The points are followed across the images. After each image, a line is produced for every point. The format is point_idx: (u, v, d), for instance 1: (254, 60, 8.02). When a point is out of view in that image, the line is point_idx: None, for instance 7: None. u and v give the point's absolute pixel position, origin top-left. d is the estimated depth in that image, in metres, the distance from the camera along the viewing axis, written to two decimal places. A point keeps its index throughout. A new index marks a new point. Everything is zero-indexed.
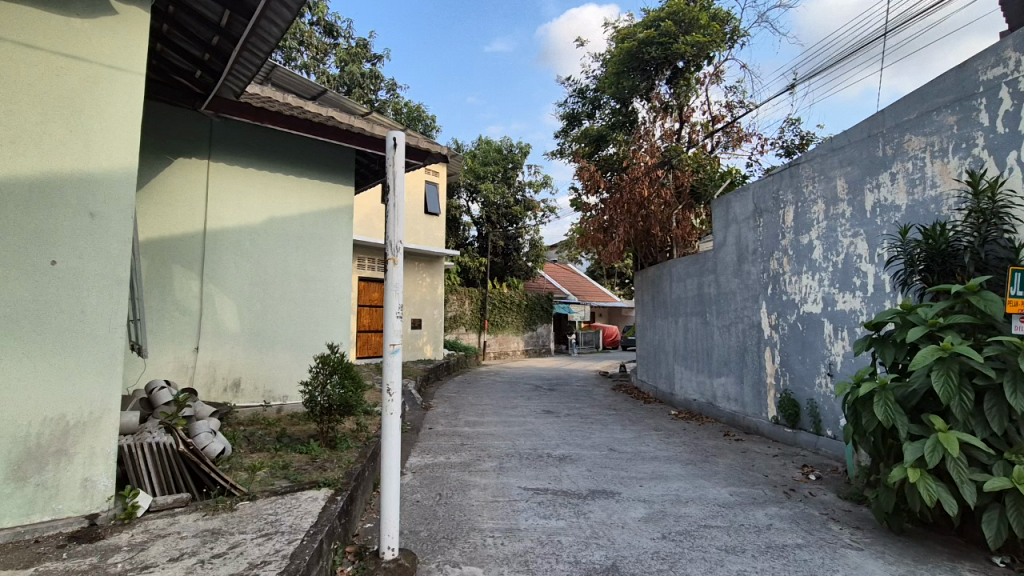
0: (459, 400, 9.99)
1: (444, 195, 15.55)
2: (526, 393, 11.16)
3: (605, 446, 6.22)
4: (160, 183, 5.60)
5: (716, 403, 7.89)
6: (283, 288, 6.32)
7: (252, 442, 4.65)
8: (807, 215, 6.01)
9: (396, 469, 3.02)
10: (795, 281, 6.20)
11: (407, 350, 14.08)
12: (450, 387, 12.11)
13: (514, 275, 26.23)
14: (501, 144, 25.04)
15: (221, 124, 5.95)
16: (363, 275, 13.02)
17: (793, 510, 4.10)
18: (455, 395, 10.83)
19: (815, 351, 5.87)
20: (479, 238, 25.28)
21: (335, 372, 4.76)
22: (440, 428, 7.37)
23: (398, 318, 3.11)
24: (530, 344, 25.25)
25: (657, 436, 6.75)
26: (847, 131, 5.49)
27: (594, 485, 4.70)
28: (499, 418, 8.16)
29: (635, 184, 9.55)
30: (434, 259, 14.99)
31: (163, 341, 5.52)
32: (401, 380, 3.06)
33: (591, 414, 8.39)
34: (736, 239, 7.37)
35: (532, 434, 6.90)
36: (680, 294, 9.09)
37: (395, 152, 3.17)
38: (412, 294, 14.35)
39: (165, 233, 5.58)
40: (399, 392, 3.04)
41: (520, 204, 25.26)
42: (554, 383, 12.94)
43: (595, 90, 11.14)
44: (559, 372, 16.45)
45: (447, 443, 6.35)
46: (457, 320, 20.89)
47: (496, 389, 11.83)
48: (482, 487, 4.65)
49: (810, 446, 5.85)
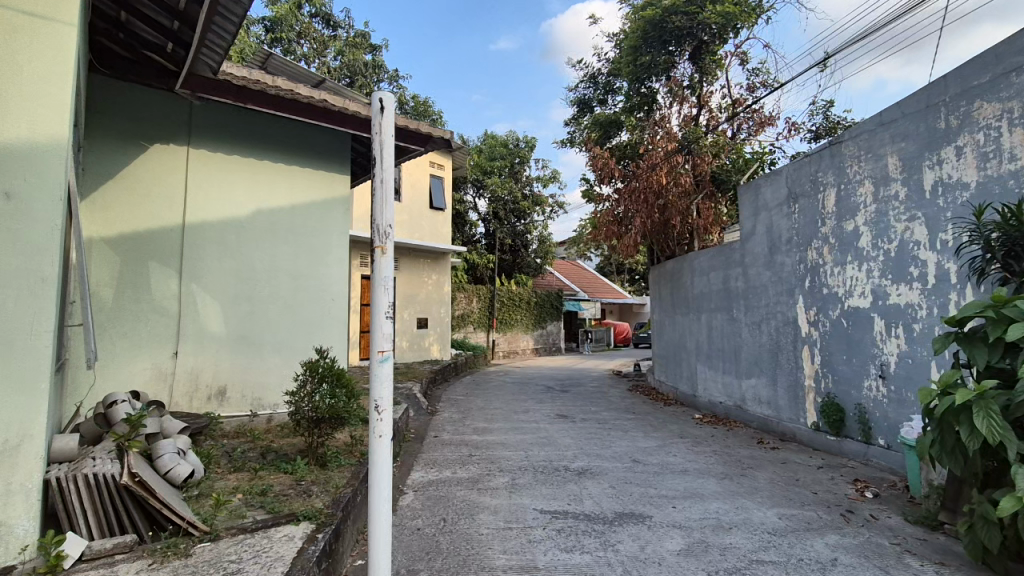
0: (468, 404, 9.44)
1: (450, 189, 15.00)
2: (538, 395, 10.59)
3: (629, 457, 5.64)
4: (133, 171, 5.05)
5: (745, 406, 7.30)
6: (274, 288, 5.79)
7: (233, 460, 4.12)
8: (852, 199, 5.38)
9: (387, 503, 2.44)
10: (838, 273, 5.58)
11: (413, 350, 13.58)
12: (458, 389, 11.58)
13: (522, 273, 25.69)
14: (508, 139, 24.48)
15: (201, 106, 5.41)
16: (366, 273, 12.51)
17: (859, 539, 3.49)
18: (463, 398, 10.30)
19: (864, 351, 5.25)
20: (486, 235, 24.74)
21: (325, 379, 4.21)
22: (447, 436, 6.82)
23: (389, 319, 2.50)
24: (540, 342, 24.69)
25: (685, 445, 6.15)
26: (900, 101, 4.84)
27: (620, 507, 4.12)
28: (509, 424, 7.60)
29: (652, 172, 8.96)
30: (441, 256, 14.46)
31: (139, 346, 5.00)
32: (392, 395, 2.48)
33: (609, 420, 7.80)
34: (767, 227, 6.74)
35: (547, 442, 6.32)
36: (702, 290, 8.49)
37: (385, 117, 2.58)
38: (418, 292, 13.83)
39: (140, 227, 5.06)
40: (389, 410, 2.46)
41: (528, 199, 24.68)
42: (568, 384, 12.36)
43: (609, 73, 10.56)
44: (571, 372, 15.88)
45: (454, 455, 5.79)
46: (465, 318, 20.33)
47: (507, 391, 11.27)
48: (493, 510, 4.08)
49: (860, 456, 5.24)
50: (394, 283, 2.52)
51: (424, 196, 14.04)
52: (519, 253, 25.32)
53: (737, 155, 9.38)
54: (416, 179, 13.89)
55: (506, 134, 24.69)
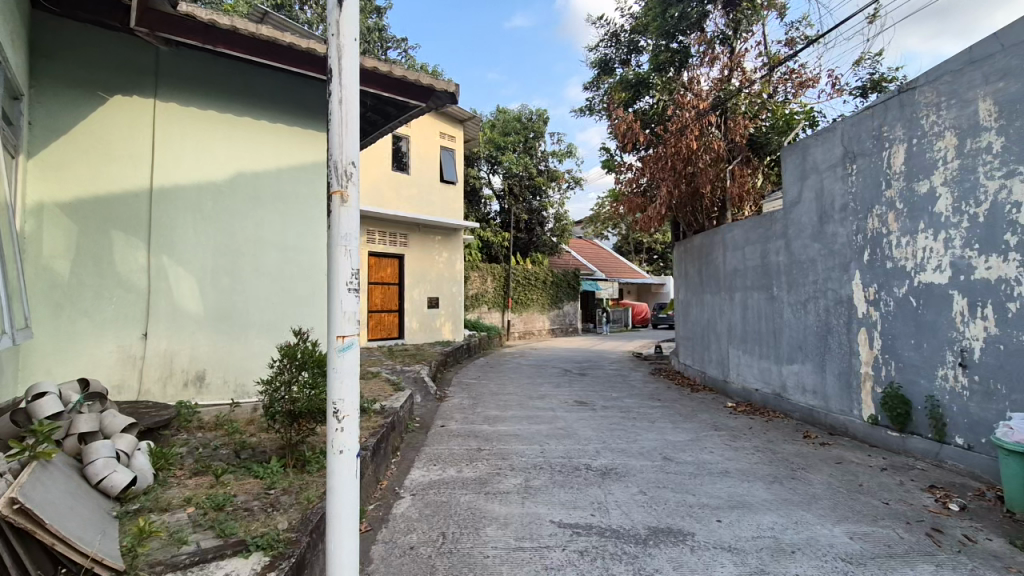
0: (480, 389, 8.81)
1: (462, 162, 14.22)
2: (555, 379, 9.93)
3: (659, 454, 4.96)
4: (91, 126, 4.40)
5: (786, 394, 6.56)
6: (259, 261, 5.15)
7: (199, 461, 3.53)
8: (927, 156, 4.56)
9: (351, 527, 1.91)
10: (906, 244, 4.78)
11: (424, 331, 12.99)
12: (470, 372, 10.98)
13: (538, 251, 24.92)
14: (522, 113, 23.55)
15: (169, 53, 4.74)
16: (374, 250, 11.90)
17: (959, 572, 2.80)
18: (476, 381, 9.69)
19: (939, 334, 4.48)
20: (501, 212, 23.97)
21: (302, 367, 3.55)
22: (455, 426, 6.18)
23: (352, 292, 1.94)
24: (556, 323, 24.03)
25: (722, 440, 5.44)
26: (998, 32, 3.98)
27: (654, 521, 3.46)
28: (524, 412, 6.95)
29: (681, 136, 8.04)
30: (453, 232, 13.76)
31: (103, 326, 4.40)
32: (356, 395, 1.91)
33: (634, 408, 7.11)
34: (817, 193, 5.92)
35: (565, 435, 5.66)
36: (736, 266, 7.71)
37: (342, 16, 1.98)
38: (429, 270, 13.17)
39: (101, 190, 4.42)
40: (352, 415, 1.89)
41: (543, 176, 23.83)
42: (586, 367, 11.67)
43: (632, 30, 9.62)
44: (589, 353, 15.19)
45: (462, 449, 5.15)
46: (480, 298, 19.65)
47: (521, 374, 10.65)
48: (502, 523, 3.42)
49: (930, 457, 4.51)
50: (358, 241, 1.95)
51: (434, 170, 13.30)
52: (534, 231, 24.54)
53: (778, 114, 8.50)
54: (426, 151, 13.14)
55: (520, 108, 23.75)
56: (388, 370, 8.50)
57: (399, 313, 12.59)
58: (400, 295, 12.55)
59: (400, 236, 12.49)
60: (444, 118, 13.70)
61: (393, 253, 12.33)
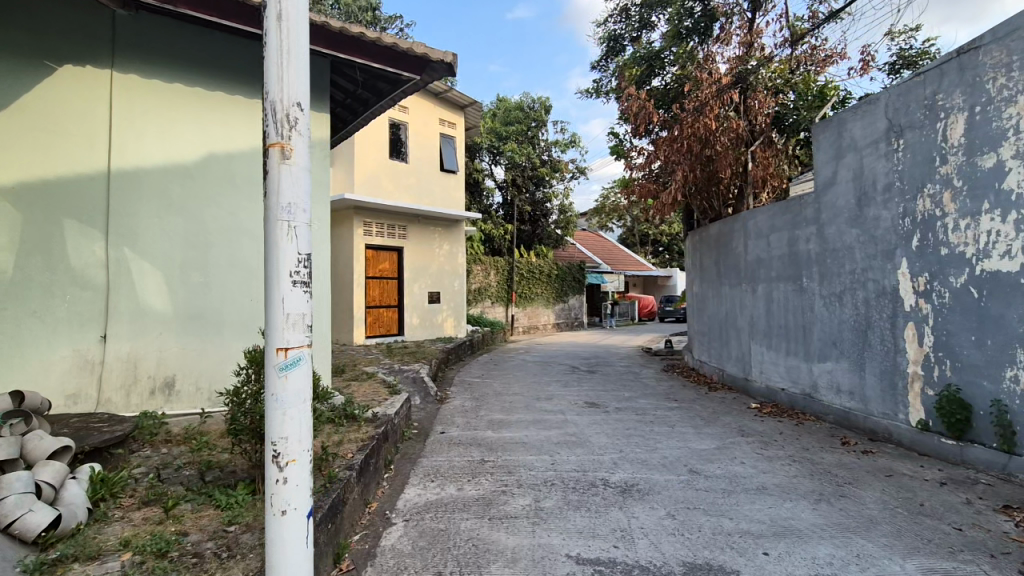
0: (483, 389, 8.27)
1: (462, 151, 13.64)
2: (563, 378, 9.38)
3: (685, 466, 4.42)
4: (37, 99, 3.85)
5: (817, 395, 6.02)
6: (237, 254, 4.64)
7: (154, 487, 3.00)
8: (994, 125, 3.98)
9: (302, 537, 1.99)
10: (966, 226, 4.22)
11: (425, 327, 12.46)
12: (473, 370, 10.44)
13: (541, 244, 24.35)
14: (523, 101, 22.92)
15: (127, 17, 4.19)
16: (371, 243, 11.36)
17: None
18: (479, 381, 9.15)
19: (1008, 330, 3.93)
20: (503, 204, 23.38)
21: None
22: (456, 432, 5.65)
23: (297, 288, 1.96)
24: (561, 317, 23.48)
25: (753, 448, 4.90)
26: None
27: (690, 555, 2.92)
28: (531, 415, 6.41)
29: (698, 115, 7.50)
30: (454, 224, 13.20)
31: (55, 327, 3.87)
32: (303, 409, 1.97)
33: (651, 411, 6.56)
34: (856, 173, 5.35)
35: (578, 443, 5.12)
36: (759, 255, 7.15)
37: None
38: (430, 263, 12.62)
39: (51, 173, 3.88)
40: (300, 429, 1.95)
41: (546, 166, 23.23)
42: (594, 364, 11.13)
43: (643, 4, 9.01)
44: (596, 349, 14.63)
45: (464, 461, 4.62)
46: (483, 292, 19.09)
47: (527, 372, 10.11)
48: (509, 559, 2.88)
49: (996, 469, 3.97)
50: (301, 236, 1.98)
51: (434, 158, 12.74)
52: (538, 223, 23.95)
53: (804, 84, 7.94)
54: (425, 139, 12.56)
55: (522, 97, 23.12)
56: (385, 369, 7.97)
57: (399, 309, 12.06)
58: (400, 289, 12.01)
59: (398, 228, 11.94)
60: (444, 105, 13.12)
61: (391, 246, 11.78)
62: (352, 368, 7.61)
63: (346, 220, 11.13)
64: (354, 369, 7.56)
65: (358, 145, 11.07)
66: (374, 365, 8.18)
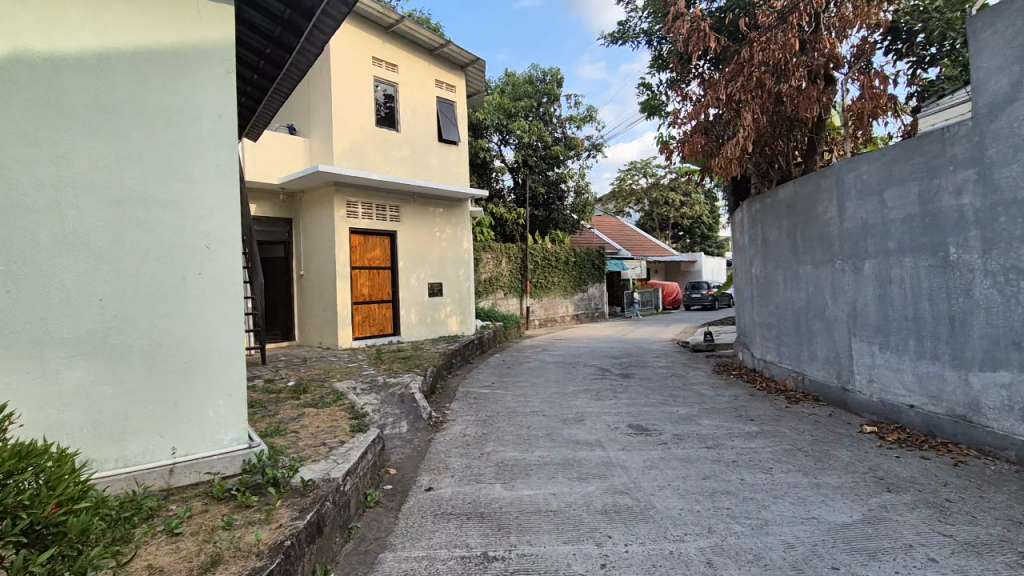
0: (493, 405, 6.47)
1: (464, 117, 11.72)
2: (593, 386, 7.51)
3: (837, 572, 2.54)
4: None
5: (981, 419, 4.08)
6: (70, 226, 2.81)
7: None
8: None
9: None
10: None
11: (425, 325, 10.61)
12: (483, 376, 8.60)
13: (557, 229, 22.44)
14: (533, 75, 20.97)
15: None
16: (357, 226, 9.51)
17: None
18: (489, 392, 7.32)
19: None
20: (515, 187, 21.41)
21: None
22: (449, 488, 3.78)
23: None
24: (580, 307, 21.62)
25: (929, 522, 2.99)
26: None
27: None
28: (558, 451, 4.56)
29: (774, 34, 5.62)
30: (457, 202, 11.34)
31: None
32: None
33: (726, 443, 4.67)
34: None
35: (638, 513, 3.26)
36: (868, 220, 5.19)
37: None
38: (430, 250, 10.76)
39: None
40: None
41: (559, 144, 21.30)
42: (629, 365, 9.21)
43: None
44: (625, 344, 12.70)
45: (454, 564, 2.74)
46: (495, 282, 17.23)
47: (548, 379, 8.24)
48: None
49: None
50: None
51: (431, 124, 10.86)
52: (552, 207, 22.05)
53: None
54: (419, 103, 10.67)
55: (531, 69, 21.17)
56: (363, 385, 6.14)
57: (393, 303, 10.18)
58: (394, 281, 10.16)
59: (391, 208, 10.07)
60: (439, 62, 11.18)
61: (382, 230, 9.92)
62: (320, 386, 5.81)
63: (326, 200, 9.29)
64: (322, 387, 5.74)
65: (337, 110, 9.24)
66: (353, 379, 6.37)
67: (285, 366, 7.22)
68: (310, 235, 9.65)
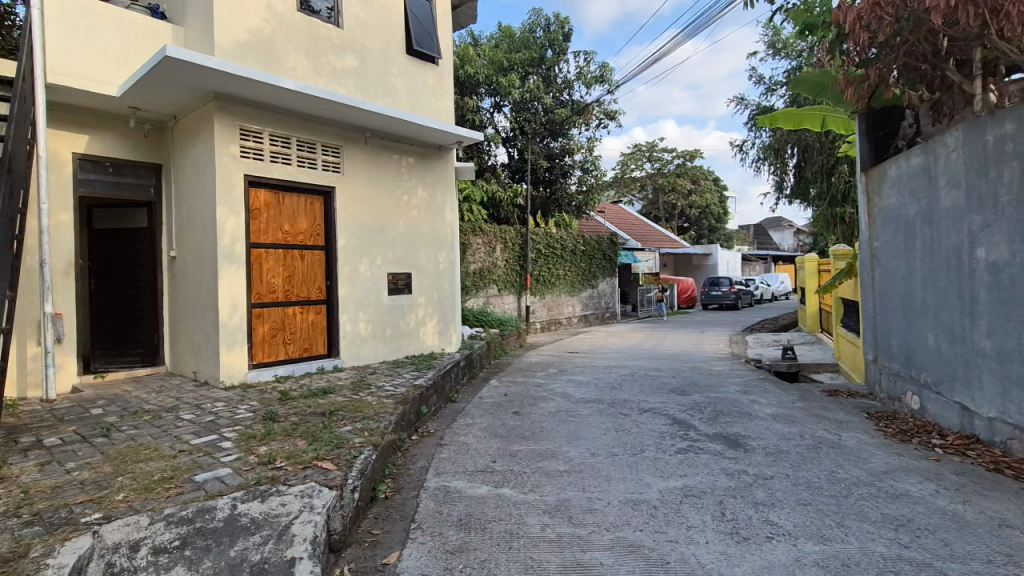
0: (502, 565, 2.68)
1: (447, 25, 7.84)
2: (696, 482, 3.75)
3: None
4: None
5: None
6: None
7: None
8: None
9: None
10: None
11: (382, 340, 6.76)
12: (475, 440, 4.78)
13: (560, 212, 18.67)
14: (531, 23, 17.08)
15: None
16: (258, 173, 5.58)
17: None
18: (488, 496, 3.53)
19: None
20: (510, 160, 17.53)
21: None
22: None
23: None
24: (588, 307, 17.90)
25: None
26: None
27: None
28: None
29: None
30: (436, 152, 7.48)
31: None
32: None
33: None
34: None
35: None
36: None
37: None
38: (391, 223, 6.89)
39: None
40: None
41: (565, 107, 17.44)
42: (721, 417, 5.44)
43: None
44: (674, 364, 8.95)
45: None
46: (487, 275, 13.40)
47: (596, 451, 4.45)
48: None
49: None
50: None
51: (395, 26, 6.95)
52: (555, 186, 18.28)
53: None
54: None
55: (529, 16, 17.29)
56: (162, 543, 2.30)
57: (328, 306, 6.27)
58: (330, 269, 6.26)
59: (324, 150, 6.18)
60: None
61: (310, 185, 6.03)
62: (10, 573, 1.98)
63: (204, 126, 5.40)
64: None
65: None
66: (153, 510, 2.51)
67: (53, 447, 3.35)
68: (185, 191, 5.74)
